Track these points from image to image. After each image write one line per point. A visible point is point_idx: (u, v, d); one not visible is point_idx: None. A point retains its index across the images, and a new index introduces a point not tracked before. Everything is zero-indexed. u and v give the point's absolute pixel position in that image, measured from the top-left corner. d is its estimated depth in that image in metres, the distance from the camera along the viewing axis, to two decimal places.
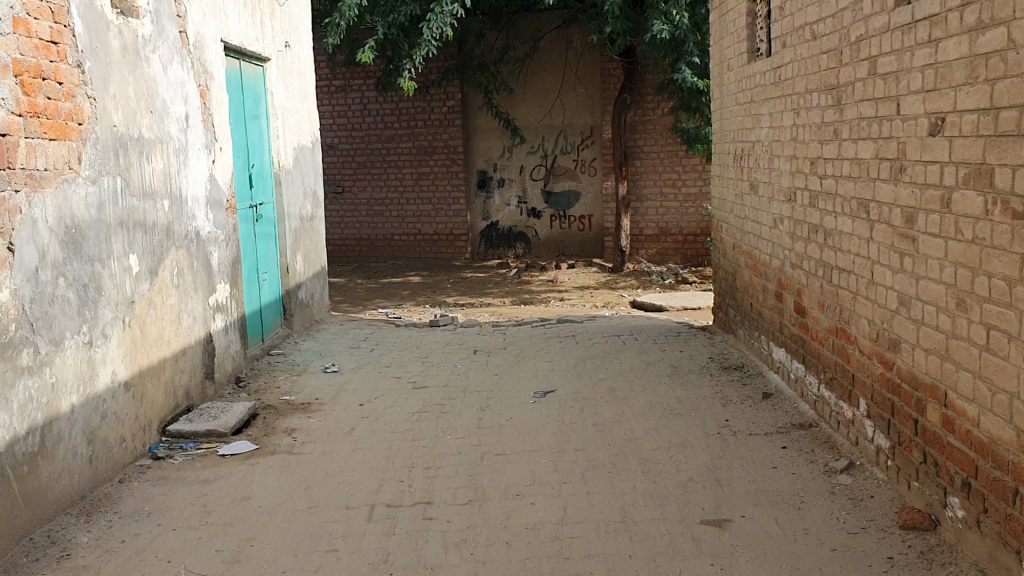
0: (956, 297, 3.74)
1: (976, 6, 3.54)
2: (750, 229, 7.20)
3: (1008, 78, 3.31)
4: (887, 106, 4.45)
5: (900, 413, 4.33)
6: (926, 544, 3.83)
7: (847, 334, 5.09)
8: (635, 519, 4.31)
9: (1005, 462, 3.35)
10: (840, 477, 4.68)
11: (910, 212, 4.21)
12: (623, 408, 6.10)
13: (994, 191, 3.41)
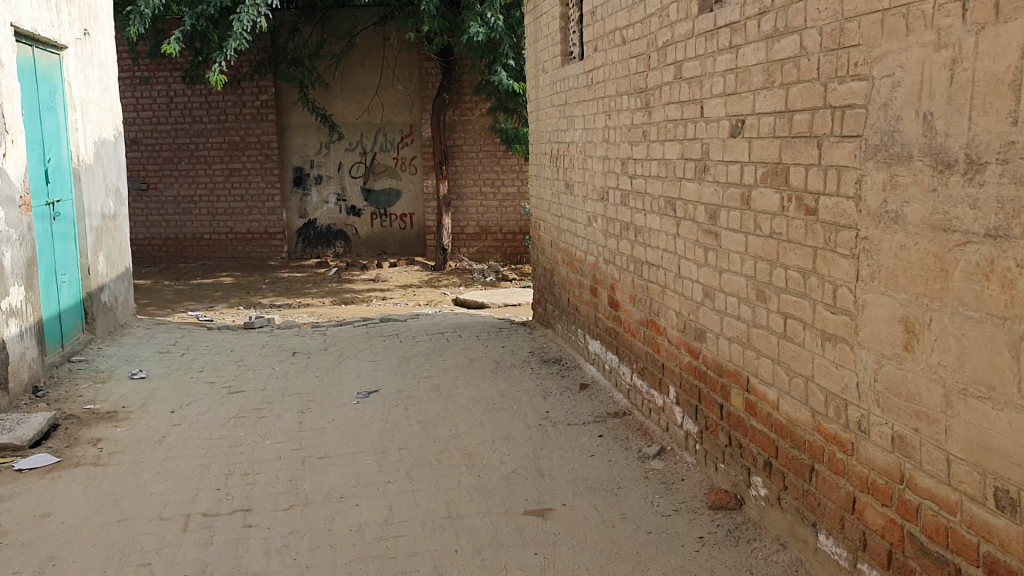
0: (756, 288, 4.00)
1: (772, 15, 3.79)
2: (566, 226, 7.40)
3: (801, 83, 3.55)
4: (692, 109, 4.68)
5: (706, 400, 4.58)
6: (733, 523, 4.07)
7: (656, 326, 5.33)
8: (460, 515, 4.34)
9: (801, 441, 3.61)
10: (653, 463, 4.89)
11: (713, 209, 4.45)
12: (446, 404, 6.13)
13: (788, 189, 3.68)
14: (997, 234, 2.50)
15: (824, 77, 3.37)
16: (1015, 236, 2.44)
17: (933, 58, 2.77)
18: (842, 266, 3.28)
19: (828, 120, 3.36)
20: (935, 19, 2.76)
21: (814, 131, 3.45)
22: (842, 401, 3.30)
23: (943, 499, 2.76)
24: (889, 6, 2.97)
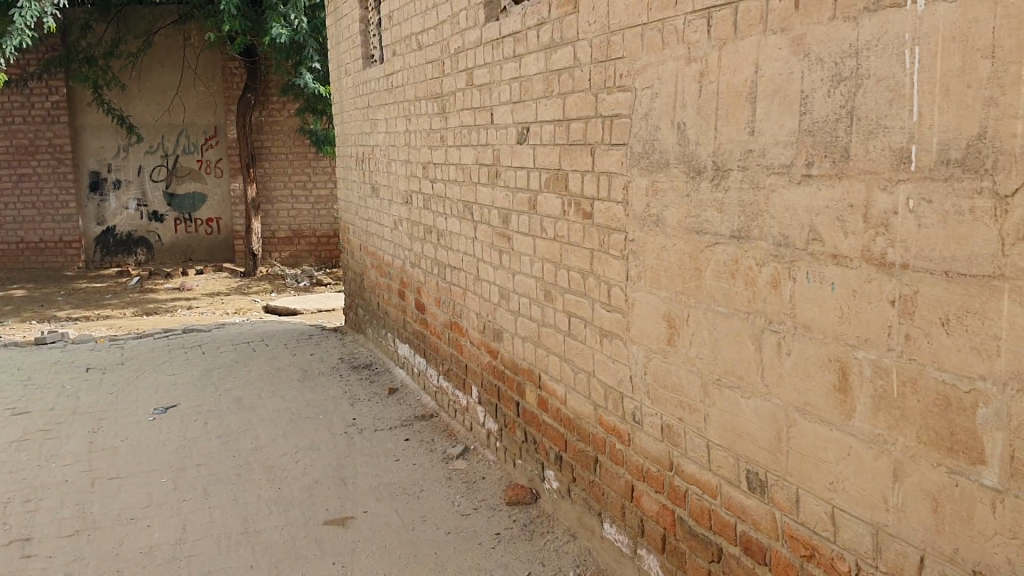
0: (544, 289, 4.13)
1: (549, 26, 3.92)
2: (373, 230, 7.37)
3: (576, 92, 3.71)
4: (483, 115, 4.78)
5: (504, 398, 4.69)
6: (528, 517, 4.21)
7: (458, 327, 5.40)
8: (258, 529, 4.26)
9: (587, 435, 3.81)
10: (457, 463, 4.96)
11: (505, 213, 4.56)
12: (249, 416, 5.99)
13: (568, 194, 3.84)
14: (741, 235, 2.75)
15: (596, 87, 3.55)
16: (755, 237, 2.69)
17: (685, 71, 2.98)
18: (616, 266, 3.48)
19: (601, 128, 3.53)
20: (685, 34, 2.97)
21: (589, 138, 3.63)
22: (618, 394, 3.53)
23: (705, 484, 3.02)
24: (648, 21, 3.17)
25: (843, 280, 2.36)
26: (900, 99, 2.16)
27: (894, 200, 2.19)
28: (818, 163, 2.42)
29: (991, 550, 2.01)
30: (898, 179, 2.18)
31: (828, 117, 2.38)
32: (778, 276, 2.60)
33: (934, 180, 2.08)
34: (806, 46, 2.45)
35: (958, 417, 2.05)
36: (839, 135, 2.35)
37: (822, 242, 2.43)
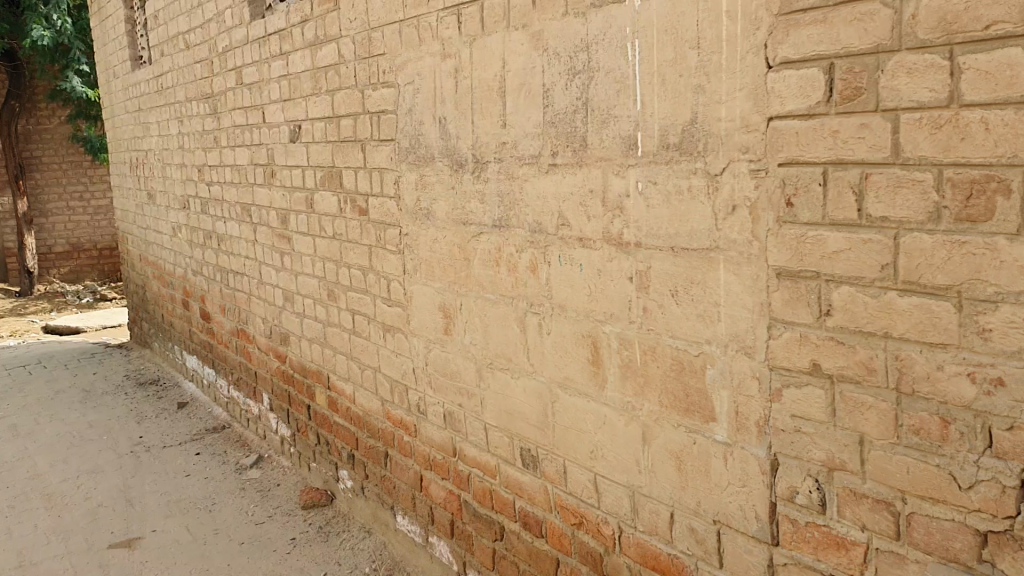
0: (326, 288, 4.12)
1: (313, 23, 3.90)
2: (153, 239, 7.08)
3: (343, 89, 3.72)
4: (255, 115, 4.69)
5: (295, 402, 4.64)
6: (324, 519, 4.20)
7: (245, 334, 5.28)
8: (34, 561, 4.02)
9: (376, 430, 3.83)
10: (251, 473, 4.87)
11: (283, 214, 4.51)
12: (24, 445, 5.61)
13: (343, 192, 3.84)
14: (501, 225, 2.86)
15: (361, 84, 3.57)
16: (513, 226, 2.81)
17: (441, 67, 3.05)
18: (393, 261, 3.52)
19: (369, 125, 3.56)
20: (438, 31, 3.04)
21: (358, 135, 3.65)
22: (403, 388, 3.58)
23: (485, 466, 3.12)
24: (403, 18, 3.22)
25: (589, 261, 2.50)
26: (626, 90, 2.31)
27: (626, 183, 2.35)
28: (561, 152, 2.56)
29: (727, 500, 2.19)
30: (628, 164, 2.33)
31: (567, 109, 2.51)
32: (535, 261, 2.72)
33: (658, 164, 2.24)
34: (544, 41, 2.57)
35: (691, 380, 2.23)
36: (578, 126, 2.48)
37: (570, 227, 2.57)
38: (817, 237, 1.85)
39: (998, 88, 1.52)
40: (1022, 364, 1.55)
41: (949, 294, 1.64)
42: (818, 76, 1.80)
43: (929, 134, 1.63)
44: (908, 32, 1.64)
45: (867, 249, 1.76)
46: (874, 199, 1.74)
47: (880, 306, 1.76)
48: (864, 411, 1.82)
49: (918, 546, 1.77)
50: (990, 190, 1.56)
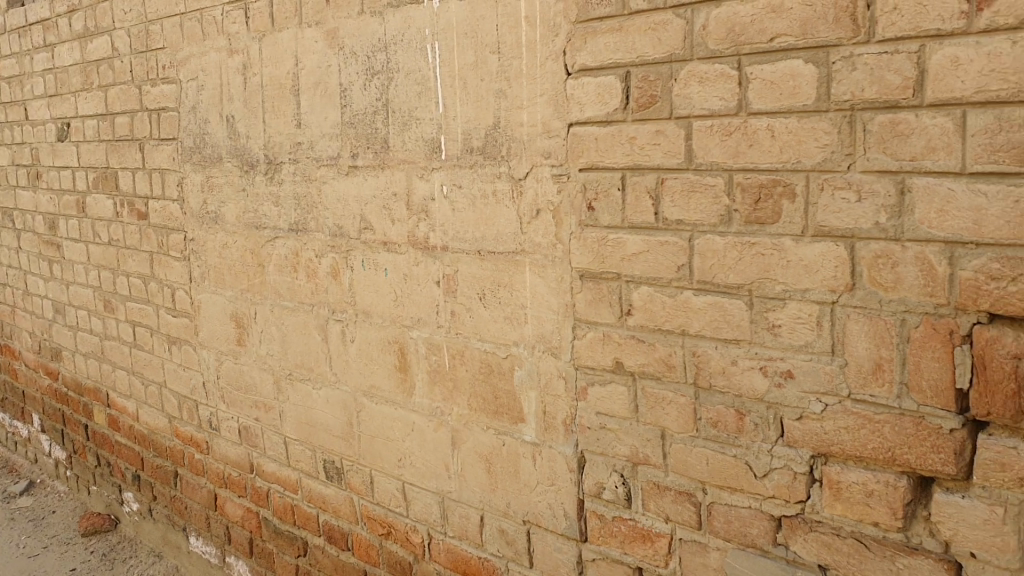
0: (103, 298, 3.83)
1: (81, 13, 3.62)
2: None
3: (118, 85, 3.47)
4: (16, 111, 4.30)
5: (69, 422, 4.29)
6: (108, 545, 3.91)
7: (9, 350, 4.83)
8: None
9: (163, 449, 3.60)
10: (21, 501, 4.46)
11: (51, 218, 4.15)
12: None
13: (120, 194, 3.59)
14: (298, 229, 2.75)
15: (139, 80, 3.34)
16: (311, 230, 2.71)
17: (228, 63, 2.90)
18: (178, 268, 3.32)
19: (148, 123, 3.33)
20: (224, 26, 2.89)
21: (137, 134, 3.41)
22: (192, 403, 3.38)
23: (285, 480, 3.00)
24: (185, 11, 3.04)
25: (394, 265, 2.46)
26: (427, 92, 2.28)
27: (428, 186, 2.32)
28: (361, 154, 2.49)
29: (535, 499, 2.21)
30: (431, 167, 2.30)
31: (366, 110, 2.45)
32: (335, 266, 2.65)
33: (462, 167, 2.23)
34: (339, 40, 2.50)
35: (500, 382, 2.24)
36: (377, 127, 2.43)
37: (372, 231, 2.51)
38: (617, 240, 1.89)
39: (781, 98, 1.60)
40: (809, 357, 1.65)
41: (742, 292, 1.72)
42: (615, 83, 1.84)
43: (720, 140, 1.70)
44: (699, 42, 1.70)
45: (665, 250, 1.82)
46: (670, 203, 1.79)
47: (677, 305, 1.82)
48: (666, 406, 1.88)
49: (719, 534, 1.85)
50: (776, 193, 1.64)
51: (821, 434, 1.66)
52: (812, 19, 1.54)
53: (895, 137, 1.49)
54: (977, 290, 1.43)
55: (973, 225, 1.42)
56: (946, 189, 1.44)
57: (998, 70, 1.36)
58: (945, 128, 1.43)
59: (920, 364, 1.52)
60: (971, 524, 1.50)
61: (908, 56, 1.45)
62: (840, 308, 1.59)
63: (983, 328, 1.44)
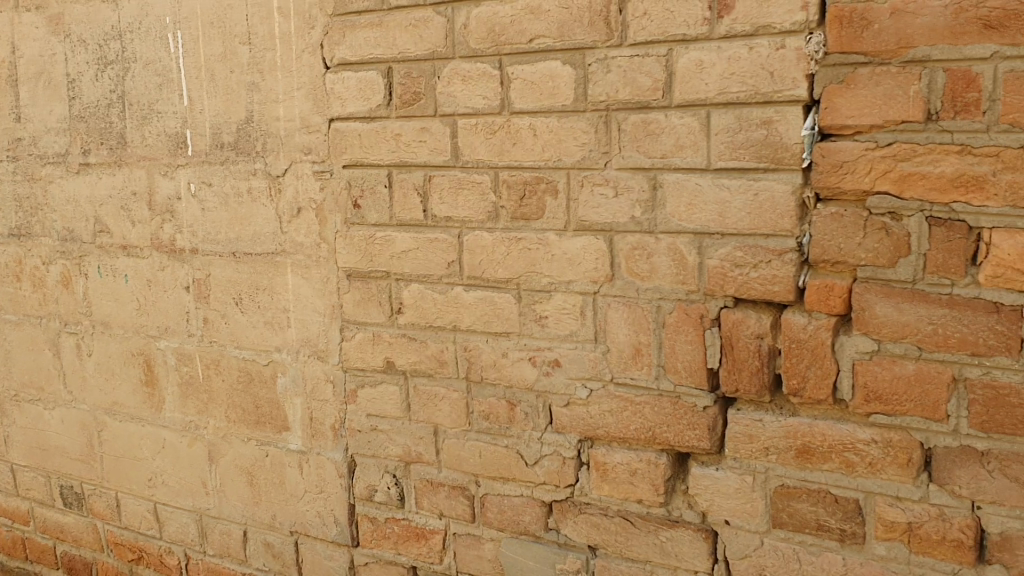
0: None
1: None
2: None
3: None
4: None
5: None
6: None
7: None
8: None
9: None
10: None
11: None
12: None
13: None
14: (20, 233, 2.50)
15: None
16: (37, 234, 2.47)
17: None
18: None
19: None
20: None
21: None
22: None
23: (14, 512, 2.72)
24: None
25: (137, 270, 2.29)
26: (169, 84, 2.14)
27: (174, 185, 2.18)
28: (94, 151, 2.30)
29: (303, 508, 2.15)
30: (177, 165, 2.17)
31: (99, 103, 2.27)
32: (67, 273, 2.43)
33: (211, 164, 2.12)
34: (64, 26, 2.29)
35: (261, 390, 2.15)
36: (113, 122, 2.25)
37: (110, 234, 2.32)
38: (384, 238, 1.87)
39: (541, 97, 1.65)
40: (574, 347, 1.71)
41: (509, 286, 1.76)
42: (376, 79, 1.82)
43: (484, 138, 1.72)
44: (460, 41, 1.72)
45: (433, 247, 1.82)
46: (436, 200, 1.80)
47: (447, 301, 1.83)
48: (437, 403, 1.89)
49: (492, 525, 1.88)
50: (539, 190, 1.69)
51: (587, 419, 1.73)
52: (568, 21, 1.60)
53: (648, 136, 1.57)
54: (724, 276, 1.54)
55: (718, 217, 1.53)
56: (693, 184, 1.55)
57: (737, 74, 1.48)
58: (692, 127, 1.53)
59: (675, 347, 1.61)
60: (724, 495, 1.61)
61: (657, 59, 1.54)
62: (603, 298, 1.67)
63: (730, 311, 1.56)
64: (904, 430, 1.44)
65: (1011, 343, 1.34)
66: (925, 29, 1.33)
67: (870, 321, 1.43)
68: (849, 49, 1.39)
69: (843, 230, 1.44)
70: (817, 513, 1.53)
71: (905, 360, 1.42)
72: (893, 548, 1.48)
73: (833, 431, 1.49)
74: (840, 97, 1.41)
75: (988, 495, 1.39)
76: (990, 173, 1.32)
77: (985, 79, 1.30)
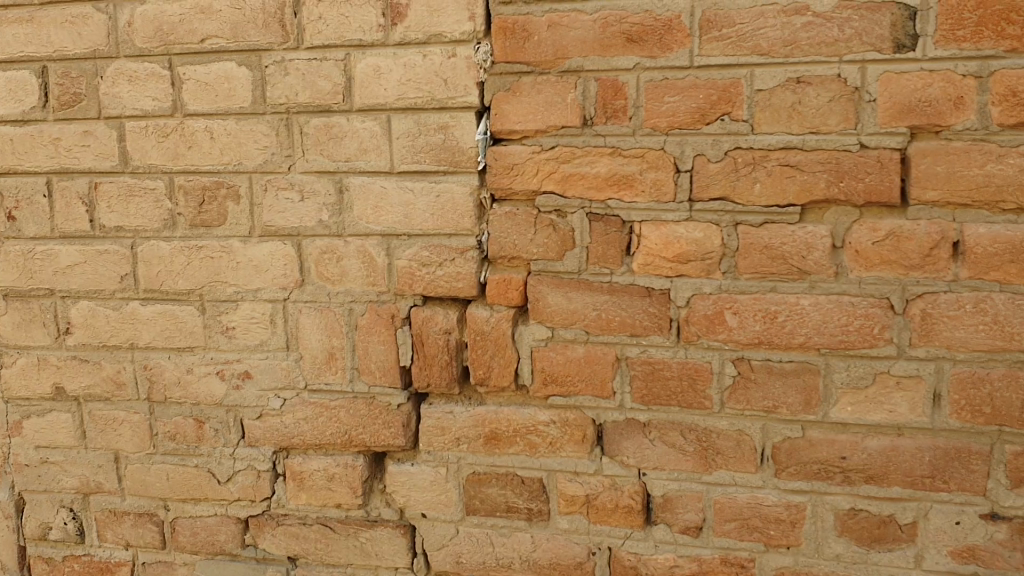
0: None
1: None
2: None
3: None
4: None
5: None
6: None
7: None
8: None
9: None
10: None
11: None
12: None
13: None
14: None
15: None
16: None
17: None
18: None
19: None
20: None
21: None
22: None
23: None
24: None
25: None
26: None
27: None
28: None
29: None
30: None
31: None
32: None
33: None
34: None
35: None
36: None
37: None
38: (46, 252, 1.73)
39: (217, 100, 1.61)
40: (265, 356, 1.68)
41: (192, 298, 1.69)
42: (29, 79, 1.68)
43: (157, 142, 1.65)
44: (124, 40, 1.63)
45: (104, 260, 1.71)
46: (106, 209, 1.69)
47: (123, 318, 1.73)
48: (118, 427, 1.77)
49: (185, 549, 1.79)
50: (220, 196, 1.65)
51: (281, 429, 1.70)
52: (242, 22, 1.58)
53: (329, 139, 1.58)
54: (411, 276, 1.58)
55: (402, 218, 1.57)
56: (377, 187, 1.57)
57: (412, 80, 1.53)
58: (372, 131, 1.56)
59: (368, 348, 1.63)
60: (420, 489, 1.65)
61: (335, 63, 1.56)
62: (291, 305, 1.65)
63: (419, 309, 1.60)
64: (577, 409, 1.56)
65: (662, 323, 1.49)
66: (578, 41, 1.45)
67: (544, 310, 1.54)
68: (513, 58, 1.48)
69: (517, 227, 1.53)
70: (506, 496, 1.61)
71: (576, 345, 1.54)
72: (574, 520, 1.58)
73: (517, 415, 1.58)
74: (507, 104, 1.50)
75: (651, 462, 1.53)
76: (638, 172, 1.46)
77: (630, 88, 1.44)
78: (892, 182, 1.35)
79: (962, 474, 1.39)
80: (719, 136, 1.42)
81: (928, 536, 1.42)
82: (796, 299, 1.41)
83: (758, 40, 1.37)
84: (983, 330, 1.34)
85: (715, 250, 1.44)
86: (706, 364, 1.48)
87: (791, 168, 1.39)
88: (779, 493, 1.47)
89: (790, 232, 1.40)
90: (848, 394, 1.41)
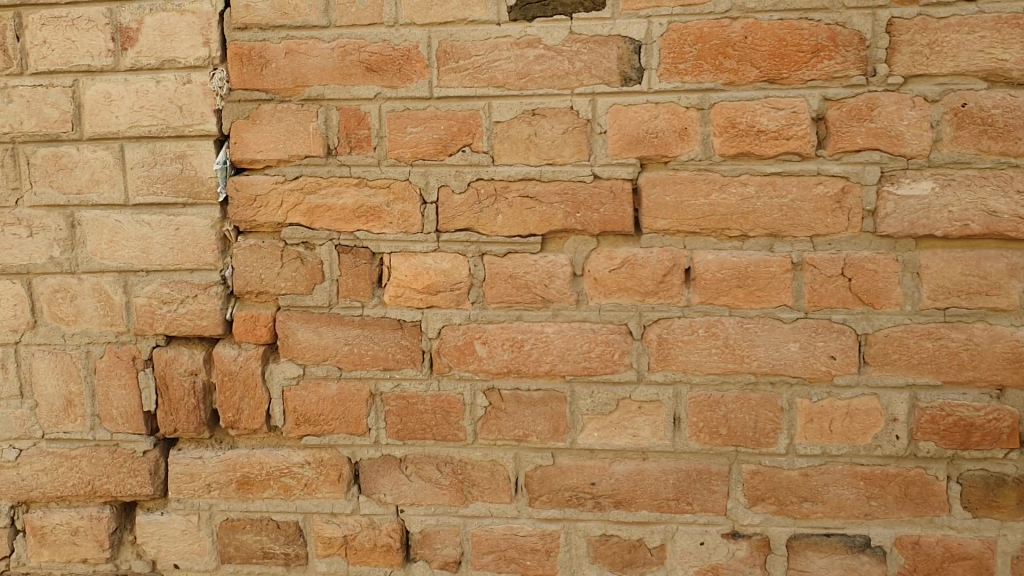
0: None
1: None
2: None
3: None
4: None
5: None
6: None
7: None
8: None
9: None
10: None
11: None
12: None
13: None
14: None
15: None
16: None
17: None
18: None
19: None
20: None
21: None
22: None
23: None
24: None
25: None
26: None
27: None
28: None
29: None
30: None
31: None
32: None
33: None
34: None
35: None
36: None
37: None
38: None
39: None
40: None
41: None
42: None
43: None
44: None
45: None
46: None
47: None
48: None
49: None
50: None
51: (17, 482, 1.57)
52: None
53: (59, 170, 1.49)
54: (151, 315, 1.50)
55: (140, 253, 1.49)
56: (112, 221, 1.49)
57: (146, 108, 1.45)
58: (105, 161, 1.48)
59: (108, 393, 1.53)
60: (170, 539, 1.56)
61: (62, 89, 1.47)
62: (23, 347, 1.54)
63: (162, 349, 1.52)
64: (332, 448, 1.50)
65: (414, 356, 1.46)
66: (316, 69, 1.41)
67: (294, 347, 1.48)
68: (251, 86, 1.43)
69: (262, 261, 1.47)
70: (261, 541, 1.54)
71: (328, 382, 1.49)
72: (332, 563, 1.52)
73: (269, 457, 1.52)
74: (247, 133, 1.44)
75: (408, 497, 1.50)
76: (384, 204, 1.43)
77: (372, 118, 1.41)
78: (626, 212, 1.38)
79: (703, 495, 1.42)
80: (461, 167, 1.41)
81: (675, 558, 1.44)
82: (541, 327, 1.42)
83: (493, 72, 1.38)
84: (715, 353, 1.38)
85: (463, 281, 1.43)
86: (458, 397, 1.46)
87: (530, 199, 1.40)
88: (533, 522, 1.47)
89: (532, 262, 1.41)
90: (594, 420, 1.43)
